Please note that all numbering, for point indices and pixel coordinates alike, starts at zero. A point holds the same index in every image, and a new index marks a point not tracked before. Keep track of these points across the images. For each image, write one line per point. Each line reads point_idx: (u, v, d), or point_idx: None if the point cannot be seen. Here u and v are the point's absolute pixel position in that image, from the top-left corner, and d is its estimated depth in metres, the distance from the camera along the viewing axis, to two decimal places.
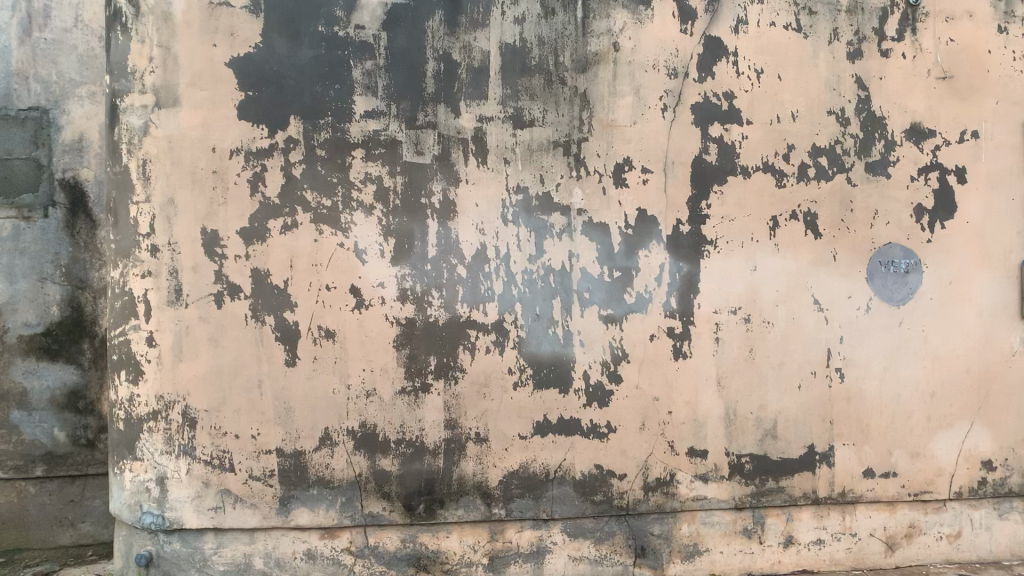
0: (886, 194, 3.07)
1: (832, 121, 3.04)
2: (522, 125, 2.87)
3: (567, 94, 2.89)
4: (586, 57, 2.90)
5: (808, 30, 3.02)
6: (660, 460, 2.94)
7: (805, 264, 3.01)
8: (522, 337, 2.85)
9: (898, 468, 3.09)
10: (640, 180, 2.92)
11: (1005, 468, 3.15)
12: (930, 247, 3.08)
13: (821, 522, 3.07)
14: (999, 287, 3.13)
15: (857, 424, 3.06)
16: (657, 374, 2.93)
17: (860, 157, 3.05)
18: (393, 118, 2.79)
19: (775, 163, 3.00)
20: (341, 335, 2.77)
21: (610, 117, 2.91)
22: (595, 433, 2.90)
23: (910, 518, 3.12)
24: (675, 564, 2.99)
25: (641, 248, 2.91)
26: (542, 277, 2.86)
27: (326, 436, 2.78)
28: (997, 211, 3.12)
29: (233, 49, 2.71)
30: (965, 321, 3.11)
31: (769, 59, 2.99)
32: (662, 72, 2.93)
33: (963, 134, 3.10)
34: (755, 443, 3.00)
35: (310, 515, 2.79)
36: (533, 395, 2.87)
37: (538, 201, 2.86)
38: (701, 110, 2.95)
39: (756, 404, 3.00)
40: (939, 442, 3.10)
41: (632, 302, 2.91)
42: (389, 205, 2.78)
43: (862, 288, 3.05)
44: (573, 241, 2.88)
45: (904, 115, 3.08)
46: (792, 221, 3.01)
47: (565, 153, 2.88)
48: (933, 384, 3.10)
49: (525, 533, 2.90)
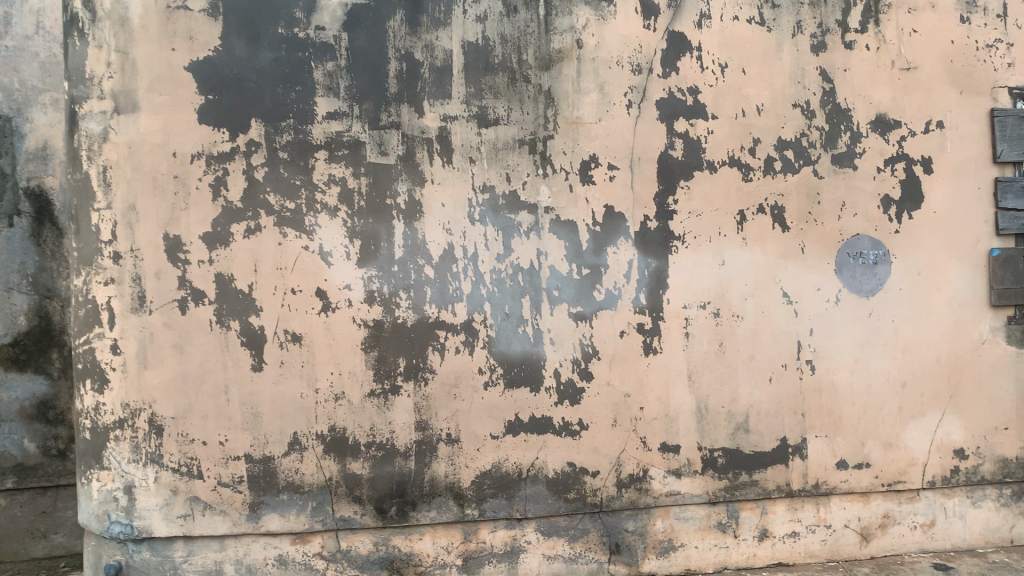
0: (853, 185, 3.07)
1: (798, 114, 3.04)
2: (486, 123, 2.86)
3: (532, 92, 2.88)
4: (550, 55, 2.90)
5: (772, 24, 3.02)
6: (633, 456, 2.94)
7: (773, 257, 3.02)
8: (491, 337, 2.85)
9: (871, 458, 3.09)
10: (607, 176, 2.91)
11: (978, 457, 3.15)
12: (898, 237, 3.09)
13: (795, 514, 3.08)
14: (967, 275, 3.14)
15: (829, 416, 3.06)
16: (628, 371, 2.93)
17: (826, 150, 3.06)
18: (356, 119, 2.77)
19: (741, 157, 3.00)
20: (307, 338, 2.76)
21: (575, 114, 2.90)
22: (567, 431, 2.89)
23: (884, 509, 3.13)
24: (649, 560, 2.98)
25: (609, 245, 2.91)
26: (511, 276, 2.86)
27: (295, 441, 2.76)
28: (964, 200, 3.13)
29: (192, 53, 2.69)
30: (935, 310, 3.12)
31: (733, 53, 2.99)
32: (626, 69, 2.93)
33: (928, 124, 3.11)
34: (728, 438, 3.00)
35: (281, 520, 2.77)
36: (504, 394, 2.86)
37: (505, 199, 2.85)
38: (666, 105, 2.95)
39: (727, 397, 3.00)
40: (912, 432, 3.11)
41: (602, 299, 2.90)
42: (354, 207, 2.76)
43: (831, 280, 3.05)
44: (541, 239, 2.87)
45: (869, 107, 3.08)
46: (759, 214, 3.01)
47: (531, 151, 2.88)
48: (905, 374, 3.10)
49: (499, 533, 2.89)
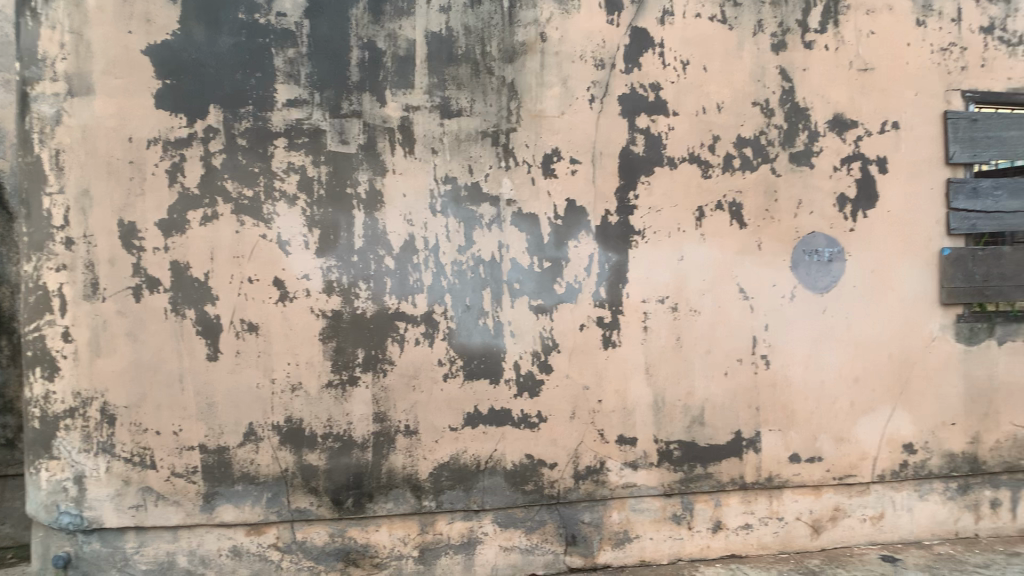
0: (810, 183, 3.12)
1: (757, 112, 3.08)
2: (449, 114, 2.85)
3: (495, 84, 2.88)
4: (513, 47, 2.89)
5: (733, 22, 3.05)
6: (591, 449, 2.96)
7: (731, 253, 3.06)
8: (452, 329, 2.84)
9: (823, 452, 3.15)
10: (569, 170, 2.92)
11: (926, 451, 3.23)
12: (852, 236, 3.14)
13: (748, 507, 3.13)
14: (919, 273, 3.21)
15: (783, 409, 3.11)
16: (587, 364, 2.95)
17: (784, 148, 3.10)
18: (317, 107, 2.75)
19: (701, 154, 3.03)
20: (265, 328, 2.73)
21: (538, 107, 2.90)
22: (526, 423, 2.90)
23: (835, 501, 3.19)
24: (605, 551, 3.01)
25: (570, 239, 2.92)
26: (472, 268, 2.85)
27: (250, 431, 2.73)
28: (917, 200, 3.19)
29: (149, 36, 2.64)
30: (887, 307, 3.19)
31: (695, 50, 3.01)
32: (589, 63, 2.94)
33: (883, 125, 3.17)
34: (684, 431, 3.04)
35: (235, 511, 2.74)
36: (463, 386, 2.85)
37: (467, 191, 2.85)
38: (628, 100, 2.97)
39: (684, 391, 3.03)
40: (863, 426, 3.18)
41: (562, 292, 2.92)
42: (314, 195, 2.74)
43: (787, 276, 3.10)
44: (503, 232, 2.87)
45: (826, 106, 3.13)
46: (718, 211, 3.04)
47: (494, 143, 2.87)
48: (857, 369, 3.17)
49: (456, 524, 2.89)
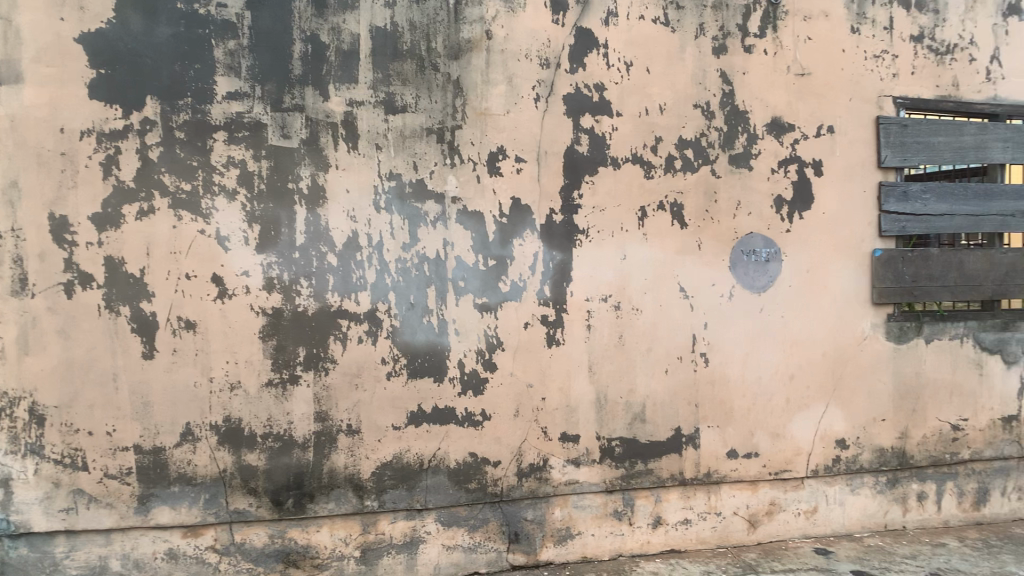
0: (748, 185, 3.18)
1: (698, 114, 3.12)
2: (393, 110, 2.82)
3: (440, 80, 2.87)
4: (459, 44, 2.88)
5: (675, 25, 3.09)
6: (534, 446, 2.97)
7: (672, 253, 3.10)
8: (395, 327, 2.82)
9: (759, 448, 3.22)
10: (515, 168, 2.92)
11: (857, 446, 3.33)
12: (788, 237, 3.22)
13: (687, 502, 3.17)
14: (851, 274, 3.30)
15: (721, 406, 3.17)
16: (531, 361, 2.96)
17: (724, 150, 3.16)
18: (258, 101, 2.70)
19: (644, 154, 3.06)
20: (203, 326, 2.67)
21: (483, 105, 2.90)
22: (469, 421, 2.90)
23: (770, 496, 3.26)
24: (547, 548, 3.02)
25: (515, 237, 2.92)
26: (416, 266, 2.84)
27: (188, 431, 2.67)
28: (850, 203, 3.29)
29: (82, 24, 2.55)
30: (821, 307, 3.27)
31: (638, 52, 3.05)
32: (534, 62, 2.95)
33: (819, 129, 3.25)
34: (625, 428, 3.07)
35: (171, 513, 2.68)
36: (406, 384, 2.84)
37: (412, 188, 2.83)
38: (572, 100, 2.98)
39: (626, 388, 3.07)
40: (798, 423, 3.26)
41: (507, 291, 2.92)
42: (254, 190, 2.69)
43: (726, 276, 3.16)
44: (448, 229, 2.86)
45: (764, 110, 3.19)
46: (660, 211, 3.08)
47: (439, 140, 2.86)
48: (792, 367, 3.24)
49: (398, 524, 2.87)
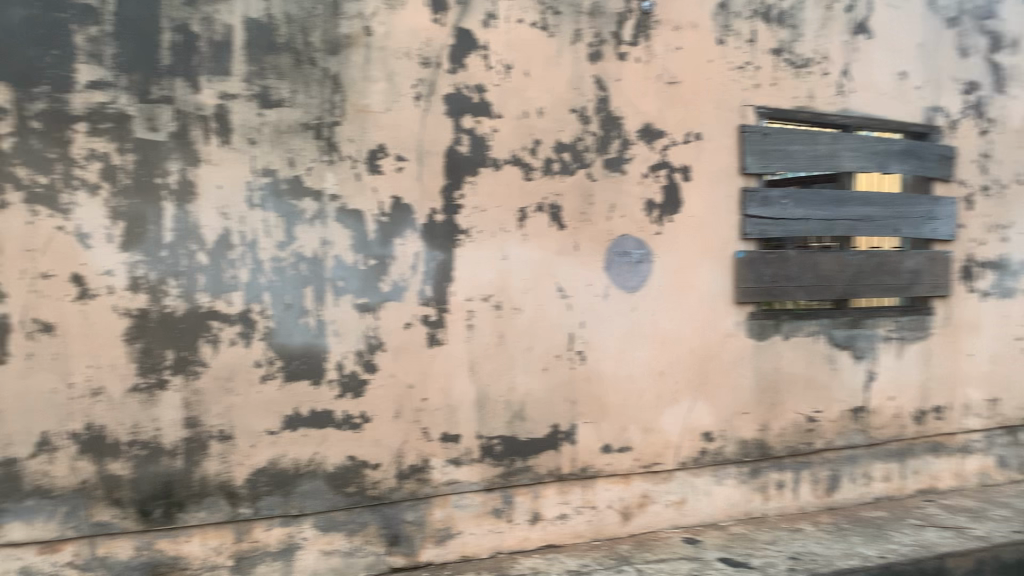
0: (622, 188, 3.27)
1: (575, 118, 3.19)
2: (268, 105, 2.74)
3: (318, 76, 2.81)
4: (337, 39, 2.83)
5: (553, 30, 3.15)
6: (414, 447, 2.95)
7: (550, 253, 3.15)
8: (271, 328, 2.74)
9: (632, 442, 3.33)
10: (395, 167, 2.90)
11: (722, 438, 3.49)
12: (659, 238, 3.34)
13: (564, 498, 3.23)
14: (717, 275, 3.46)
15: (596, 403, 3.25)
16: (411, 362, 2.94)
17: (600, 154, 3.23)
18: (123, 91, 2.55)
19: (522, 156, 3.10)
20: (61, 328, 2.51)
21: (363, 102, 2.86)
22: (348, 423, 2.85)
23: (642, 489, 3.37)
24: (427, 549, 3.01)
25: (395, 236, 2.90)
26: (292, 265, 2.77)
27: (44, 440, 2.50)
28: (716, 206, 3.44)
29: None
30: (690, 306, 3.41)
31: (517, 55, 3.08)
32: (414, 61, 2.93)
33: (688, 135, 3.39)
34: (504, 426, 3.10)
35: (26, 528, 2.50)
36: (282, 387, 2.76)
37: (287, 184, 2.76)
38: (452, 100, 2.98)
39: (505, 387, 3.10)
40: (667, 417, 3.38)
41: (387, 291, 2.89)
42: (118, 185, 2.55)
43: (601, 276, 3.24)
44: (325, 228, 2.80)
45: (637, 116, 3.29)
46: (538, 212, 3.13)
47: (316, 137, 2.80)
48: (662, 364, 3.37)
49: (274, 531, 2.79)
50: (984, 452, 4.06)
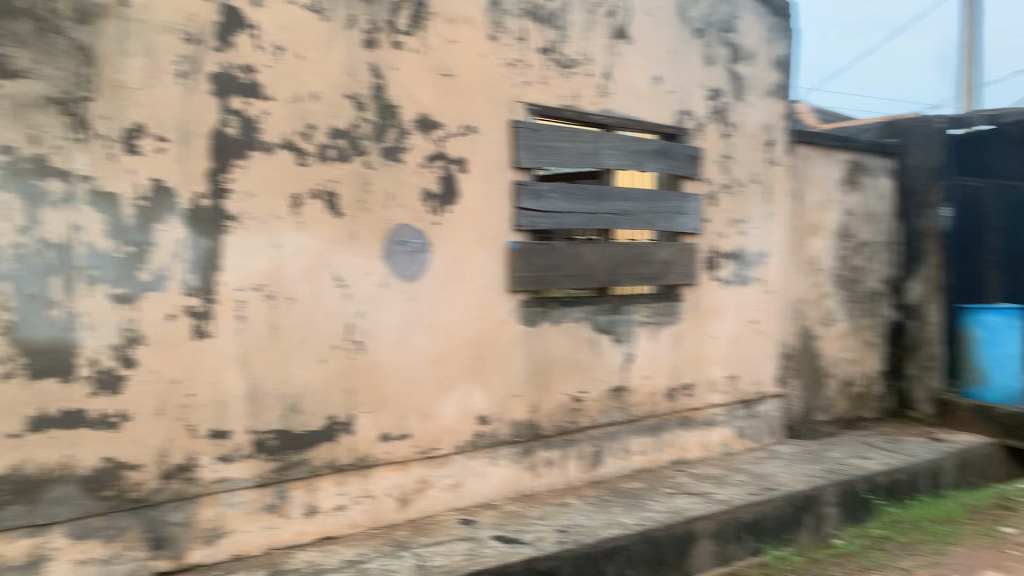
0: (400, 178, 3.27)
1: (349, 105, 3.14)
2: (6, 74, 2.45)
3: (64, 45, 2.54)
4: (88, 8, 2.58)
5: (326, 14, 3.08)
6: (179, 445, 2.81)
7: (326, 242, 3.10)
8: (12, 322, 2.47)
9: (410, 430, 3.36)
10: (156, 148, 2.72)
11: (496, 422, 3.61)
12: (436, 228, 3.39)
13: (341, 488, 3.20)
14: (491, 264, 3.56)
15: (374, 392, 3.25)
16: (175, 356, 2.78)
17: (377, 144, 3.21)
18: None
19: (295, 142, 3.02)
20: None
21: (118, 77, 2.65)
22: (104, 423, 2.65)
23: (420, 475, 3.41)
24: (195, 550, 2.87)
25: (156, 221, 2.73)
26: (37, 252, 2.51)
27: None
28: (490, 198, 3.55)
29: None
30: (465, 295, 3.49)
31: (289, 37, 3.00)
32: (176, 36, 2.76)
33: (462, 127, 3.45)
34: (278, 419, 3.02)
35: None
36: (26, 386, 2.50)
37: (30, 163, 2.49)
38: (219, 80, 2.85)
39: (279, 379, 3.02)
40: (444, 403, 3.45)
41: (147, 281, 2.71)
42: None
43: (378, 265, 3.23)
44: (76, 212, 2.57)
45: (413, 106, 3.30)
46: (313, 200, 3.06)
47: (63, 112, 2.55)
48: (439, 351, 3.42)
49: (19, 544, 2.51)
50: (725, 423, 4.50)
